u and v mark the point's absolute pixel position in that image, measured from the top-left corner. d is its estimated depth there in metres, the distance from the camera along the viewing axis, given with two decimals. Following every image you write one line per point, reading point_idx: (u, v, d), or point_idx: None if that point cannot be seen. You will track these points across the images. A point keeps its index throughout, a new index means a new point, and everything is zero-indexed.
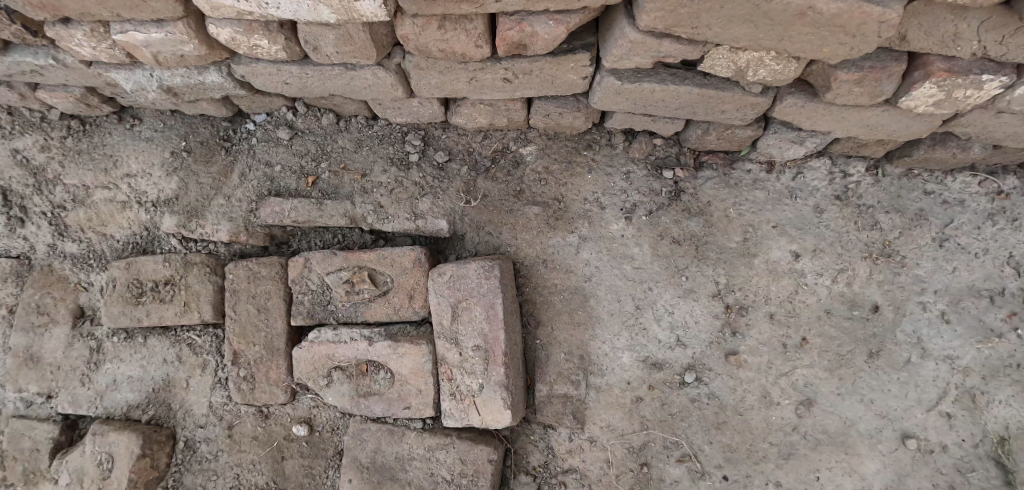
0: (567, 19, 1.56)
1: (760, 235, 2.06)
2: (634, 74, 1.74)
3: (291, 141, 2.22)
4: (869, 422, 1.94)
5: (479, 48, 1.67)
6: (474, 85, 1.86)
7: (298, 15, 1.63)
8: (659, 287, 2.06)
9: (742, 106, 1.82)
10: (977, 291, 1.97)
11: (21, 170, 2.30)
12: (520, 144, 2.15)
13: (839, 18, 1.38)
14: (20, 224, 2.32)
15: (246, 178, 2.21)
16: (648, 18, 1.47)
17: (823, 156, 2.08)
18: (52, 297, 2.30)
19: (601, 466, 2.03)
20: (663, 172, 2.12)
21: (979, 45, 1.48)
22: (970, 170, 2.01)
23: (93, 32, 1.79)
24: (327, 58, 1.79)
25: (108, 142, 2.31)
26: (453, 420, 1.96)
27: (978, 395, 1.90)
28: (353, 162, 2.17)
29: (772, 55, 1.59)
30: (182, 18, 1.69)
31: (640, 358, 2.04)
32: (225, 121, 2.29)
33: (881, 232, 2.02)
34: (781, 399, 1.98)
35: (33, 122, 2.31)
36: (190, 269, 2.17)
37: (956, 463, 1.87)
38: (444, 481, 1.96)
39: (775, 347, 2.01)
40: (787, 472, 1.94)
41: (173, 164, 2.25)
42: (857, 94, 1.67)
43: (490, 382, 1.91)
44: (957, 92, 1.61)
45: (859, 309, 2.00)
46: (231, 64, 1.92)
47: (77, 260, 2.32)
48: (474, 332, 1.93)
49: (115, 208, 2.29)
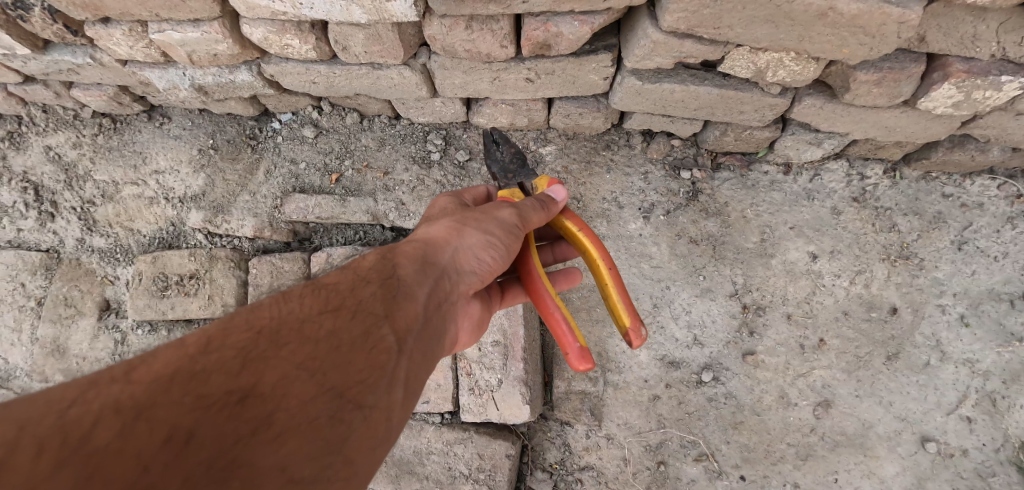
0: (591, 19, 1.60)
1: (777, 236, 2.08)
2: (655, 74, 1.78)
3: (316, 139, 2.29)
4: (889, 424, 1.93)
5: (504, 47, 1.72)
6: (497, 85, 1.91)
7: (330, 16, 1.68)
8: (676, 286, 2.08)
9: (761, 107, 1.84)
10: (997, 294, 1.97)
11: (53, 167, 2.39)
12: (539, 144, 2.20)
13: (859, 18, 1.41)
14: (51, 219, 2.37)
15: (271, 174, 2.26)
16: (671, 18, 1.50)
17: (840, 157, 2.10)
18: (79, 290, 2.32)
19: (618, 463, 2.03)
20: (681, 172, 2.15)
21: (998, 46, 1.49)
22: (989, 174, 2.03)
23: (132, 31, 1.85)
24: (355, 57, 1.85)
25: (137, 139, 2.39)
26: (471, 415, 1.98)
27: (999, 399, 1.89)
28: (375, 160, 2.22)
29: (792, 56, 1.62)
30: (218, 18, 1.75)
31: (658, 356, 2.05)
32: (251, 120, 2.37)
33: (899, 234, 2.04)
34: (799, 400, 1.98)
35: (66, 120, 2.44)
36: (214, 264, 2.20)
37: (976, 467, 1.86)
38: (462, 476, 1.96)
39: (793, 348, 2.01)
40: (806, 473, 1.93)
41: (200, 162, 2.32)
42: (877, 95, 1.70)
43: (509, 378, 1.96)
44: (976, 93, 1.62)
45: (878, 310, 2.00)
46: (261, 63, 1.99)
47: (104, 254, 2.35)
48: (494, 328, 1.99)
49: (143, 204, 2.33)
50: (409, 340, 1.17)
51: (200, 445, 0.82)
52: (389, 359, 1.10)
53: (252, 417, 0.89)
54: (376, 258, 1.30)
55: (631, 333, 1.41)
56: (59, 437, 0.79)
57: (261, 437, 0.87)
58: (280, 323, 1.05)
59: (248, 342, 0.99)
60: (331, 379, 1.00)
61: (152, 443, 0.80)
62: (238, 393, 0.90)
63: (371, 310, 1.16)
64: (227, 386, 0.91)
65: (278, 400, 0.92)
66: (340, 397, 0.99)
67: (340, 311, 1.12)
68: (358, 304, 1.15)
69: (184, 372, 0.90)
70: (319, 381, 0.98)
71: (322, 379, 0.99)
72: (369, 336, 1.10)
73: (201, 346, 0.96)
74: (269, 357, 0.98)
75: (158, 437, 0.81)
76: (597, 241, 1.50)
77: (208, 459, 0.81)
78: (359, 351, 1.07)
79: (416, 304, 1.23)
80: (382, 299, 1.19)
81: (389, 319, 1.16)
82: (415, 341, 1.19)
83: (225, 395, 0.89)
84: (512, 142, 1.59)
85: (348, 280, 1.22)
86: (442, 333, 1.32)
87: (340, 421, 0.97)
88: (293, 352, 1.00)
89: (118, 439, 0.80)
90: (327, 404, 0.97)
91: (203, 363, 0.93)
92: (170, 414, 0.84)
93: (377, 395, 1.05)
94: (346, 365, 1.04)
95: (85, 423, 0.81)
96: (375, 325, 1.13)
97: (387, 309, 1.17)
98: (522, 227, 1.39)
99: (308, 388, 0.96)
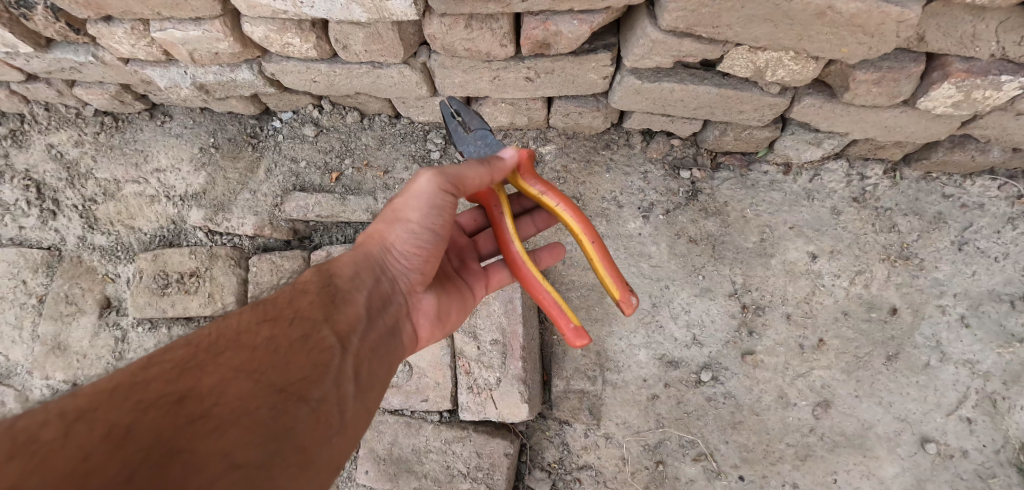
0: (590, 18, 1.60)
1: (777, 236, 2.08)
2: (655, 73, 1.78)
3: (316, 138, 2.30)
4: (888, 424, 1.92)
5: (503, 47, 1.72)
6: (496, 84, 1.92)
7: (331, 14, 1.68)
8: (675, 285, 2.08)
9: (761, 106, 1.84)
10: (998, 295, 1.96)
11: (55, 165, 2.40)
12: (539, 144, 2.21)
13: (858, 17, 1.41)
14: (52, 217, 2.38)
15: (272, 173, 2.28)
16: (670, 17, 1.50)
17: (840, 157, 2.11)
18: (80, 287, 2.31)
19: (616, 463, 2.02)
20: (680, 172, 2.15)
21: (998, 45, 1.49)
22: (990, 174, 2.03)
23: (133, 29, 1.86)
24: (355, 56, 1.85)
25: (139, 138, 2.41)
26: (470, 414, 1.98)
27: (1000, 400, 1.89)
28: (375, 159, 2.23)
29: (791, 55, 1.62)
30: (219, 16, 1.76)
31: (657, 355, 2.04)
32: (252, 119, 2.39)
33: (899, 234, 2.04)
34: (799, 400, 1.97)
35: (69, 118, 2.46)
36: (215, 261, 2.21)
37: (976, 469, 1.85)
38: (460, 474, 1.96)
39: (793, 348, 2.00)
40: (805, 473, 1.92)
41: (201, 160, 2.33)
42: (876, 95, 1.69)
43: (508, 376, 1.95)
44: (976, 93, 1.62)
45: (878, 311, 2.00)
46: (262, 62, 2.00)
47: (105, 252, 2.35)
48: (493, 327, 2.00)
49: (144, 202, 2.34)
50: (348, 339, 1.26)
51: (140, 436, 0.88)
52: (329, 357, 1.18)
53: (191, 411, 0.95)
54: (314, 273, 1.40)
55: (623, 303, 1.44)
56: (6, 441, 0.85)
57: (200, 425, 0.93)
58: (219, 337, 1.14)
59: (187, 355, 1.08)
60: (271, 376, 1.07)
61: (95, 437, 0.87)
62: (177, 394, 0.98)
63: (308, 317, 1.24)
64: (165, 390, 0.98)
65: (216, 396, 0.99)
66: (282, 392, 1.06)
67: (277, 320, 1.21)
68: (296, 312, 1.24)
69: (126, 384, 0.98)
70: (257, 378, 1.05)
71: (261, 376, 1.06)
72: (308, 338, 1.19)
73: (142, 364, 1.04)
74: (207, 365, 1.05)
75: (99, 434, 0.88)
76: (577, 214, 1.46)
77: (149, 447, 0.87)
78: (298, 351, 1.15)
79: (355, 308, 1.33)
80: (319, 307, 1.28)
81: (327, 322, 1.25)
82: (356, 341, 1.28)
83: (164, 396, 0.96)
84: (477, 113, 1.59)
85: (286, 294, 1.31)
86: (387, 333, 1.40)
87: (282, 410, 1.03)
88: (230, 358, 1.08)
89: (62, 440, 0.86)
90: (267, 396, 1.03)
91: (144, 376, 1.01)
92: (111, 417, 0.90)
93: (318, 390, 1.11)
94: (287, 364, 1.12)
95: (32, 429, 0.88)
96: (312, 328, 1.22)
97: (325, 313, 1.26)
98: (448, 186, 1.39)
99: (246, 384, 1.03)
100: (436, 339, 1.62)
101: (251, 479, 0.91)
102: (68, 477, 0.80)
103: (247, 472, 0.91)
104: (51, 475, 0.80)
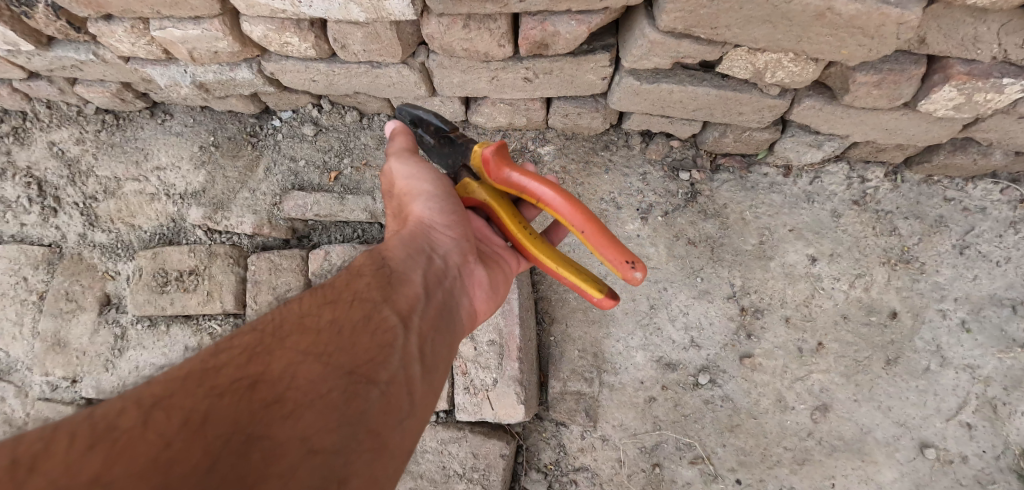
0: (588, 18, 1.60)
1: (776, 239, 2.07)
2: (653, 74, 1.77)
3: (315, 137, 2.31)
4: (887, 429, 1.91)
5: (502, 47, 1.72)
6: (495, 84, 1.92)
7: (329, 14, 1.68)
8: (673, 287, 2.07)
9: (760, 108, 1.84)
10: (999, 299, 1.95)
11: (56, 162, 2.41)
12: (538, 144, 2.20)
13: (857, 19, 1.40)
14: (53, 214, 2.39)
15: (271, 172, 2.28)
16: (669, 17, 1.49)
17: (840, 160, 2.10)
18: (80, 285, 2.32)
19: (612, 465, 2.01)
20: (679, 174, 2.15)
21: (1000, 48, 1.47)
22: (992, 177, 2.02)
23: (134, 28, 1.86)
24: (353, 56, 1.85)
25: (139, 136, 2.42)
26: (466, 414, 1.97)
27: (1000, 405, 1.87)
28: (374, 159, 2.24)
29: (790, 56, 1.61)
30: (218, 15, 1.77)
31: (655, 357, 2.04)
32: (252, 118, 2.40)
33: (900, 238, 2.03)
34: (797, 404, 1.96)
35: (70, 116, 2.47)
36: (214, 260, 2.21)
37: (976, 474, 1.83)
38: (457, 475, 1.96)
39: (791, 351, 1.99)
40: (803, 477, 1.91)
41: (201, 158, 2.34)
42: (877, 97, 1.68)
43: (505, 377, 1.95)
44: (977, 96, 1.61)
45: (878, 314, 1.98)
46: (261, 62, 2.00)
47: (105, 249, 2.35)
48: (489, 328, 1.99)
49: (144, 199, 2.35)
50: (410, 319, 1.24)
51: (219, 423, 0.88)
52: (393, 337, 1.16)
53: (265, 397, 0.95)
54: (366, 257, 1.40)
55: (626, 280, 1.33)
56: (88, 429, 0.86)
57: (277, 411, 0.93)
58: (284, 320, 1.13)
59: (254, 340, 1.07)
60: (338, 358, 1.06)
61: (175, 424, 0.87)
62: (250, 379, 0.97)
63: (368, 298, 1.23)
64: (238, 375, 0.98)
65: (288, 381, 0.98)
66: (352, 374, 1.04)
67: (337, 302, 1.19)
68: (353, 294, 1.22)
69: (198, 371, 0.98)
70: (327, 362, 1.04)
71: (329, 359, 1.04)
72: (370, 318, 1.17)
73: (212, 349, 1.04)
74: (278, 348, 1.04)
75: (178, 420, 0.88)
76: (559, 198, 1.39)
77: (229, 435, 0.88)
78: (363, 333, 1.13)
79: (412, 288, 1.31)
80: (376, 288, 1.26)
81: (387, 304, 1.23)
82: (418, 320, 1.25)
83: (236, 383, 0.96)
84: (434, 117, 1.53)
85: (344, 276, 1.30)
86: (447, 310, 1.38)
87: (353, 394, 1.01)
88: (297, 341, 1.06)
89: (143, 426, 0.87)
90: (336, 380, 1.01)
91: (216, 361, 1.01)
92: (188, 404, 0.91)
93: (386, 371, 1.09)
94: (355, 345, 1.10)
95: (112, 417, 0.88)
96: (373, 309, 1.20)
97: (384, 295, 1.25)
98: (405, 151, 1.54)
99: (316, 368, 1.02)
100: (492, 311, 1.61)
101: (330, 465, 0.91)
102: (151, 468, 0.81)
103: (324, 457, 0.91)
104: (133, 465, 0.81)
